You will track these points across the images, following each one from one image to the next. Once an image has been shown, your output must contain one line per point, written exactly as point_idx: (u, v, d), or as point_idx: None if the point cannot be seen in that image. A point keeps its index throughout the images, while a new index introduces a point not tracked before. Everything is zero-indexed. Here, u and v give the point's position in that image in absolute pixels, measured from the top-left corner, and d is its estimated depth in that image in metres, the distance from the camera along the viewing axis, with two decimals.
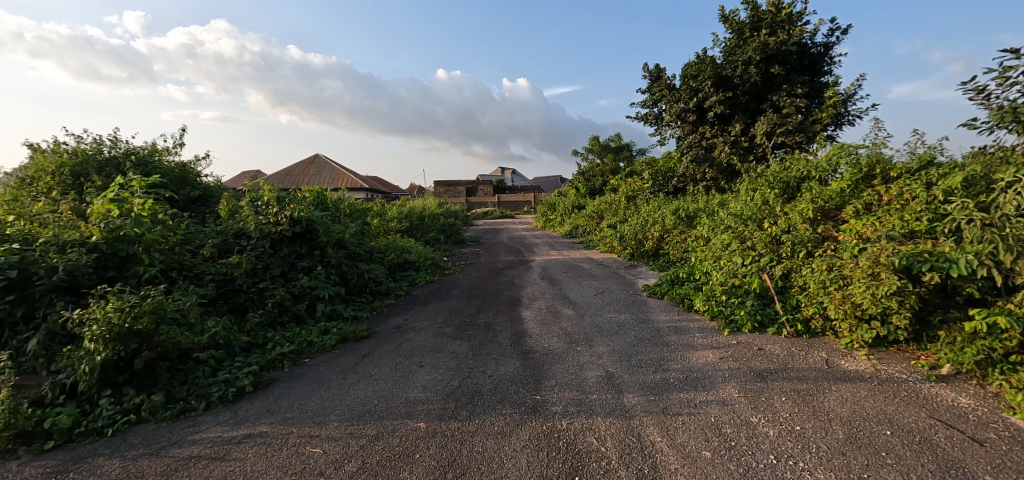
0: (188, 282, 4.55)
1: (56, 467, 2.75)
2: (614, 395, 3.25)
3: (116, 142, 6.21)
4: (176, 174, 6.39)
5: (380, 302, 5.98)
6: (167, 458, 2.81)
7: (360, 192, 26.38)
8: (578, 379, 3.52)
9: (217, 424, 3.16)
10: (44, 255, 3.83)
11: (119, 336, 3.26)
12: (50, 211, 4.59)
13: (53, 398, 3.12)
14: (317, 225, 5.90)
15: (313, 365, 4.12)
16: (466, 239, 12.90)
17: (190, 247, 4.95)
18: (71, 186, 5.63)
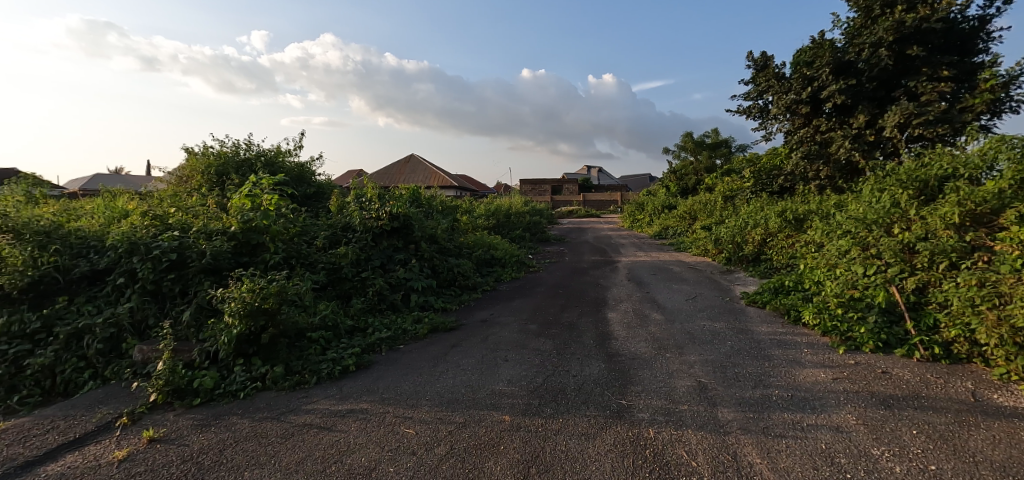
0: (304, 269, 5.06)
1: (201, 420, 3.20)
2: (708, 409, 3.09)
3: (250, 146, 7.05)
4: (296, 173, 7.10)
5: (468, 295, 6.20)
6: (285, 423, 3.15)
7: (449, 190, 27.48)
8: (667, 388, 3.41)
9: (325, 396, 3.48)
10: (196, 241, 4.47)
11: (250, 312, 3.71)
12: (200, 205, 5.35)
13: (200, 362, 3.64)
14: (412, 221, 6.26)
15: (407, 351, 4.39)
16: (551, 237, 12.94)
17: (306, 239, 5.49)
18: (215, 183, 6.49)
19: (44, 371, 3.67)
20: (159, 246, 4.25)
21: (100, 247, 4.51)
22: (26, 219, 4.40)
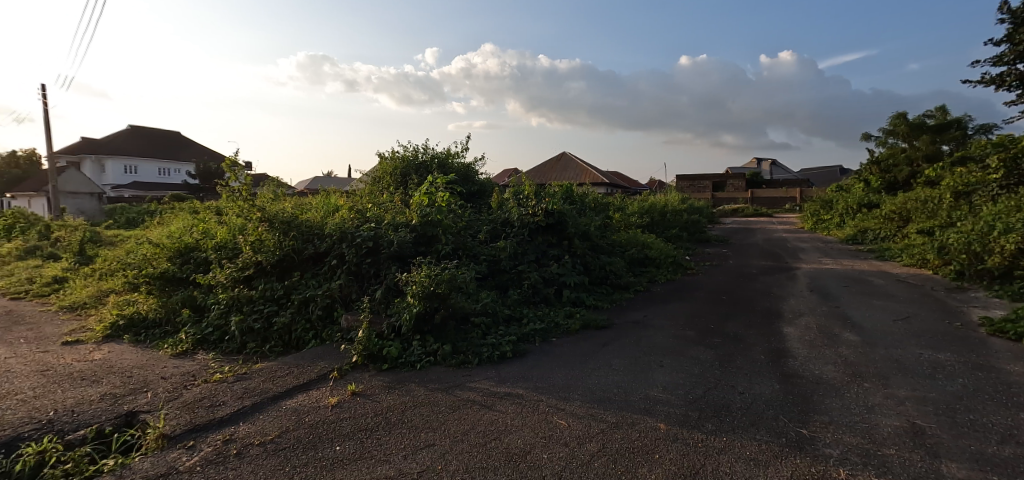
0: (468, 259, 5.53)
1: (389, 382, 3.74)
2: (923, 458, 2.56)
3: (426, 149, 7.91)
4: (463, 173, 7.74)
5: (619, 295, 6.11)
6: (453, 397, 3.50)
7: (601, 187, 27.25)
8: (862, 424, 2.92)
9: (485, 377, 3.78)
10: (387, 232, 5.27)
11: (426, 295, 4.24)
12: (389, 201, 6.29)
13: (388, 334, 4.24)
14: (566, 217, 6.35)
15: (559, 344, 4.51)
16: (711, 237, 12.01)
17: (471, 233, 5.98)
18: (399, 183, 7.46)
19: (284, 328, 4.71)
20: (361, 235, 5.14)
21: (322, 234, 5.61)
22: (275, 212, 5.71)
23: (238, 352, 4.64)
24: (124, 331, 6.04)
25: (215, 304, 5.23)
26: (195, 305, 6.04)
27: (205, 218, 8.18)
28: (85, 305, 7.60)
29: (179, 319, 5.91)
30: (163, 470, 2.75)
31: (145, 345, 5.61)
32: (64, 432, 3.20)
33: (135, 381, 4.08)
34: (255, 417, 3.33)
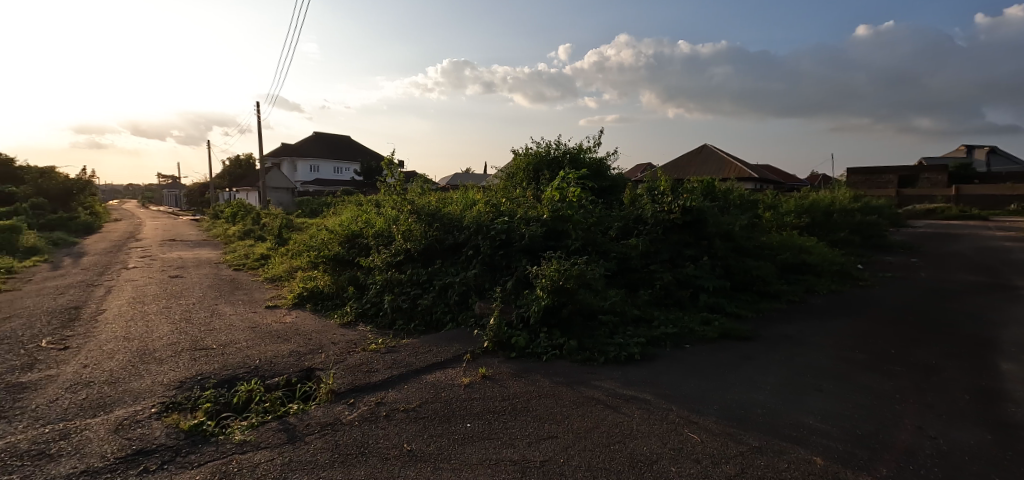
0: (598, 256, 5.44)
1: (516, 371, 4.01)
2: None
3: (559, 145, 7.90)
4: (595, 168, 7.58)
5: (767, 304, 5.49)
6: (577, 394, 3.50)
7: (750, 182, 24.75)
8: None
9: (610, 378, 3.73)
10: (518, 226, 6.09)
11: (556, 289, 4.53)
12: (522, 197, 6.84)
13: (516, 324, 4.56)
14: (707, 215, 5.71)
15: (693, 352, 4.20)
16: (894, 243, 10.13)
17: (601, 229, 5.83)
18: (531, 179, 7.59)
19: (426, 309, 5.86)
20: (495, 229, 6.13)
21: (460, 226, 6.82)
22: (422, 205, 7.24)
23: (389, 326, 5.91)
24: (307, 300, 7.24)
25: (374, 286, 6.62)
26: (358, 283, 7.10)
27: (368, 209, 9.35)
28: (279, 277, 9.20)
29: (346, 293, 7.01)
30: (331, 420, 3.59)
31: (321, 314, 6.74)
32: (265, 377, 4.63)
33: (312, 341, 5.61)
34: (399, 386, 4.12)
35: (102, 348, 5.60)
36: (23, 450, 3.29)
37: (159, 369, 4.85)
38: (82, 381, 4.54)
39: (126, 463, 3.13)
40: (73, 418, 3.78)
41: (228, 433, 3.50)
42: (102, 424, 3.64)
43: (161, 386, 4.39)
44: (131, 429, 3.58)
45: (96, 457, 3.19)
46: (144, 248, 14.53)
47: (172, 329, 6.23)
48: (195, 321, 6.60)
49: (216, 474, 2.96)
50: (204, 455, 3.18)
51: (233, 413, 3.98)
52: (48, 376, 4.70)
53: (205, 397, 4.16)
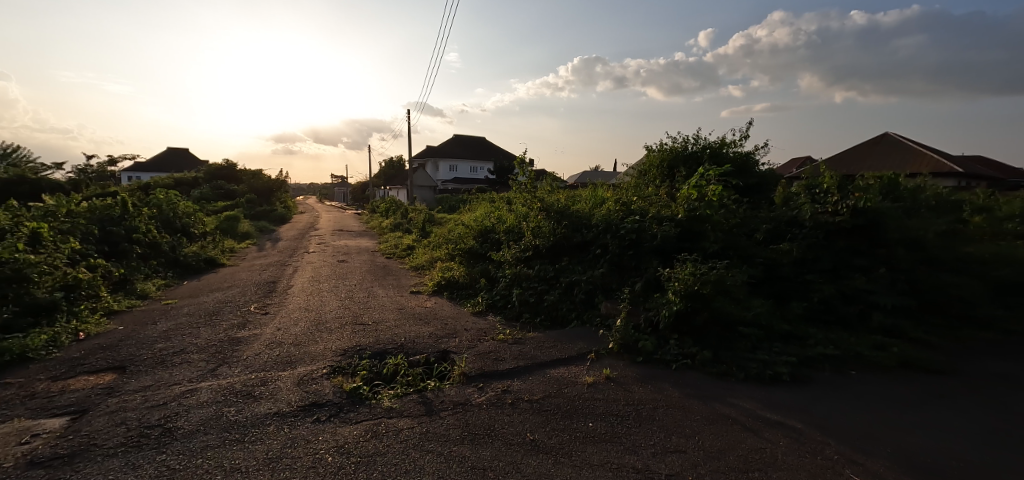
0: (741, 262, 5.05)
1: (641, 376, 4.17)
2: None
3: (698, 139, 7.32)
4: (739, 164, 6.88)
5: (969, 333, 4.54)
6: (714, 409, 3.49)
7: (949, 177, 20.39)
8: None
9: (751, 397, 3.66)
10: (650, 225, 5.76)
11: (689, 294, 4.53)
12: (654, 195, 6.52)
13: (644, 328, 4.77)
14: (884, 217, 4.75)
15: (860, 381, 3.83)
16: None
17: (746, 231, 5.30)
18: (666, 176, 7.16)
19: (552, 305, 5.90)
20: (625, 228, 5.91)
21: (588, 225, 6.72)
22: (550, 203, 7.27)
23: (516, 318, 6.05)
24: (444, 289, 7.74)
25: (504, 279, 6.82)
26: (490, 275, 7.40)
27: (501, 206, 9.71)
28: (421, 265, 10.02)
29: (479, 285, 7.33)
30: (462, 399, 4.04)
31: (456, 302, 7.19)
32: (409, 353, 5.13)
33: (447, 327, 5.99)
34: (524, 377, 4.42)
35: (290, 315, 6.80)
36: (239, 389, 4.34)
37: (329, 337, 5.74)
38: (277, 341, 5.64)
39: (304, 411, 3.92)
40: (270, 370, 4.79)
41: (378, 398, 4.13)
42: (289, 377, 4.56)
43: (330, 352, 5.22)
44: (308, 384, 4.41)
45: (284, 402, 4.06)
46: (319, 237, 17.04)
47: (339, 304, 7.27)
48: (357, 299, 7.60)
49: (368, 431, 3.58)
50: (360, 414, 3.83)
51: (382, 382, 4.52)
52: (255, 335, 5.92)
53: (362, 365, 4.80)
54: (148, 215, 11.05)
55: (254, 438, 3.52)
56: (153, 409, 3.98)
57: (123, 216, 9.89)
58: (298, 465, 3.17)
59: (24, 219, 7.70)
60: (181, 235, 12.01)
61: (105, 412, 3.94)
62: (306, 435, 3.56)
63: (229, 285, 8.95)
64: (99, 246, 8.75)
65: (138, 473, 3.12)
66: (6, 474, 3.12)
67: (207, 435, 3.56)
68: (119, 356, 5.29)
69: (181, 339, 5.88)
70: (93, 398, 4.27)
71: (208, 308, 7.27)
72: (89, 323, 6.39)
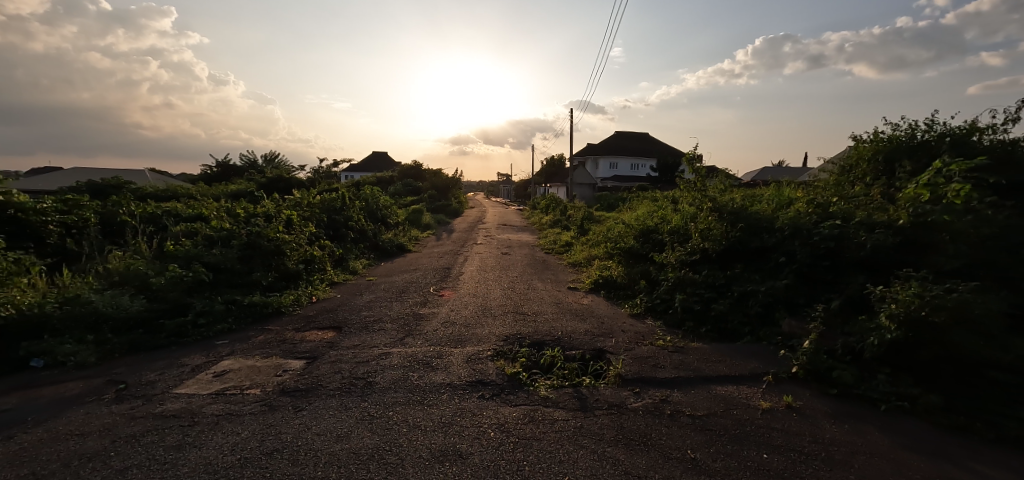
0: (996, 286, 3.86)
1: (834, 412, 3.45)
2: None
3: (932, 125, 5.84)
4: (1001, 155, 5.20)
5: None
6: (940, 471, 2.72)
7: None
8: None
9: (1002, 467, 2.76)
10: (856, 232, 4.75)
11: (912, 321, 3.59)
12: (864, 194, 5.39)
13: (841, 355, 3.96)
14: None
15: None
16: None
17: (1007, 246, 4.03)
18: (882, 172, 5.88)
19: (720, 316, 5.31)
20: (821, 234, 4.98)
21: (771, 228, 5.85)
22: (725, 202, 6.52)
23: (678, 325, 5.59)
24: (601, 288, 7.56)
25: (666, 283, 6.35)
26: (651, 277, 6.96)
27: (667, 205, 9.06)
28: (578, 262, 9.94)
29: (638, 287, 6.97)
30: (618, 401, 3.84)
31: (613, 301, 6.94)
32: (565, 347, 5.09)
33: (604, 325, 5.80)
34: (685, 389, 4.00)
35: (461, 299, 7.35)
36: (421, 358, 4.85)
37: (493, 322, 6.04)
38: (451, 320, 6.15)
39: (471, 386, 4.18)
40: (444, 345, 5.22)
41: (535, 386, 4.17)
42: (460, 354, 4.91)
43: (494, 336, 5.45)
44: (475, 363, 4.68)
45: (455, 376, 4.39)
46: (487, 230, 18.20)
47: (502, 293, 7.63)
48: (518, 289, 7.88)
49: (526, 416, 3.65)
50: (519, 398, 3.93)
51: (540, 371, 4.56)
52: (434, 312, 6.55)
53: (522, 353, 4.89)
54: (359, 207, 13.20)
55: (431, 402, 3.90)
56: (359, 365, 4.73)
57: (344, 207, 11.98)
58: (464, 433, 3.41)
59: (283, 209, 9.96)
60: (382, 224, 14.03)
61: (328, 361, 4.85)
62: (473, 408, 3.80)
63: (414, 269, 10.11)
64: (327, 230, 10.78)
65: (349, 413, 3.75)
66: (269, 397, 4.10)
67: (396, 393, 4.08)
68: (338, 318, 6.39)
69: (378, 309, 6.83)
70: (321, 348, 5.27)
71: (398, 286, 8.32)
72: (320, 289, 7.82)
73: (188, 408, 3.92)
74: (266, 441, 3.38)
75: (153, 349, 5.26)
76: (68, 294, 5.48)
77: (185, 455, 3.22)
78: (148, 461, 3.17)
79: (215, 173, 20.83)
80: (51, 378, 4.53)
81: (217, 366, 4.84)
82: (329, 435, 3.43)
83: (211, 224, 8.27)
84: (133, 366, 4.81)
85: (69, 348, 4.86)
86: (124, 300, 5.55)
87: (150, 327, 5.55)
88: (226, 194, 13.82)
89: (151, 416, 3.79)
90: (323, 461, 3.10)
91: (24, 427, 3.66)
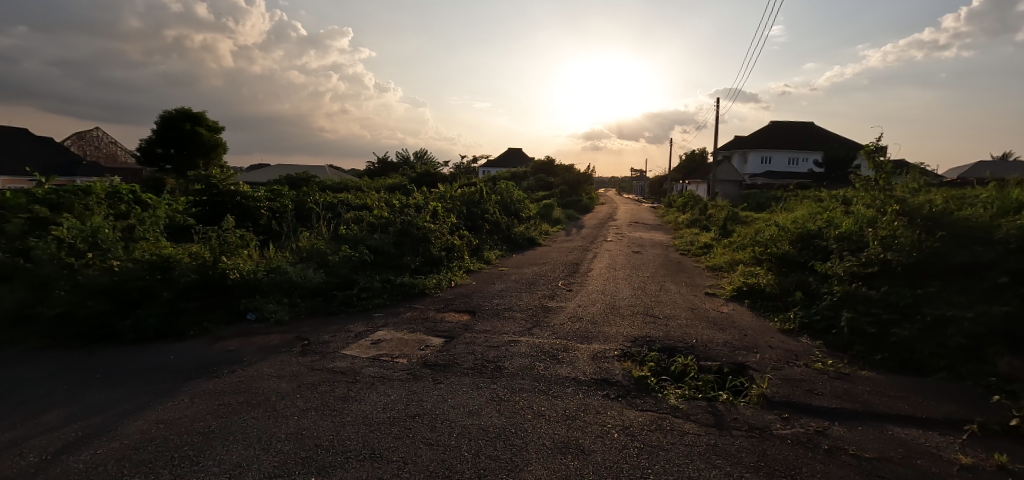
0: None
1: None
2: None
3: None
4: None
5: None
6: None
7: None
8: None
9: None
10: None
11: None
12: None
13: None
14: None
15: None
16: None
17: None
18: None
19: (903, 344, 4.33)
20: None
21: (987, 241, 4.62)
22: (920, 205, 5.32)
23: (843, 348, 4.70)
24: (745, 296, 6.73)
25: (830, 297, 5.39)
26: (810, 290, 5.98)
27: (834, 207, 7.75)
28: (718, 266, 9.02)
29: (792, 299, 6.04)
30: (761, 424, 3.31)
31: (760, 313, 6.12)
32: (700, 357, 4.57)
33: (747, 339, 5.11)
34: (851, 424, 3.32)
35: (588, 295, 7.12)
36: (548, 349, 4.76)
37: (621, 322, 5.70)
38: (578, 316, 5.97)
39: (596, 384, 3.96)
40: (571, 340, 5.06)
41: (664, 393, 3.79)
42: (586, 350, 4.71)
43: (622, 337, 5.14)
44: (601, 361, 4.44)
45: (580, 371, 4.21)
46: (618, 227, 17.59)
47: (632, 293, 7.21)
48: (649, 290, 7.39)
49: (654, 423, 3.33)
50: (646, 404, 3.62)
51: (670, 379, 4.16)
52: (562, 306, 6.43)
53: (651, 357, 4.52)
54: (495, 201, 13.67)
55: (555, 394, 3.78)
56: (490, 349, 4.81)
57: (481, 200, 12.51)
58: (587, 429, 3.23)
59: (430, 201, 10.73)
60: (515, 218, 14.34)
61: (464, 341, 5.02)
62: (597, 406, 3.59)
63: (543, 262, 10.12)
64: (465, 221, 11.36)
65: (481, 391, 3.83)
66: (412, 367, 4.37)
67: (523, 379, 4.05)
68: (472, 303, 6.63)
69: (508, 298, 6.93)
70: (457, 329, 5.48)
71: (527, 278, 8.38)
72: (457, 275, 8.18)
73: (351, 367, 4.37)
74: (410, 406, 3.60)
75: (329, 314, 6.01)
76: (272, 264, 6.49)
77: (350, 406, 3.59)
78: (323, 406, 3.61)
79: (376, 168, 23.41)
80: (260, 329, 5.45)
81: (374, 335, 5.31)
82: (462, 410, 3.53)
83: (373, 213, 9.29)
84: (315, 327, 5.56)
85: (273, 306, 5.78)
86: (309, 273, 6.48)
87: (326, 295, 6.38)
88: (384, 187, 15.40)
89: (325, 370, 4.31)
90: (456, 432, 3.21)
91: (242, 365, 4.45)
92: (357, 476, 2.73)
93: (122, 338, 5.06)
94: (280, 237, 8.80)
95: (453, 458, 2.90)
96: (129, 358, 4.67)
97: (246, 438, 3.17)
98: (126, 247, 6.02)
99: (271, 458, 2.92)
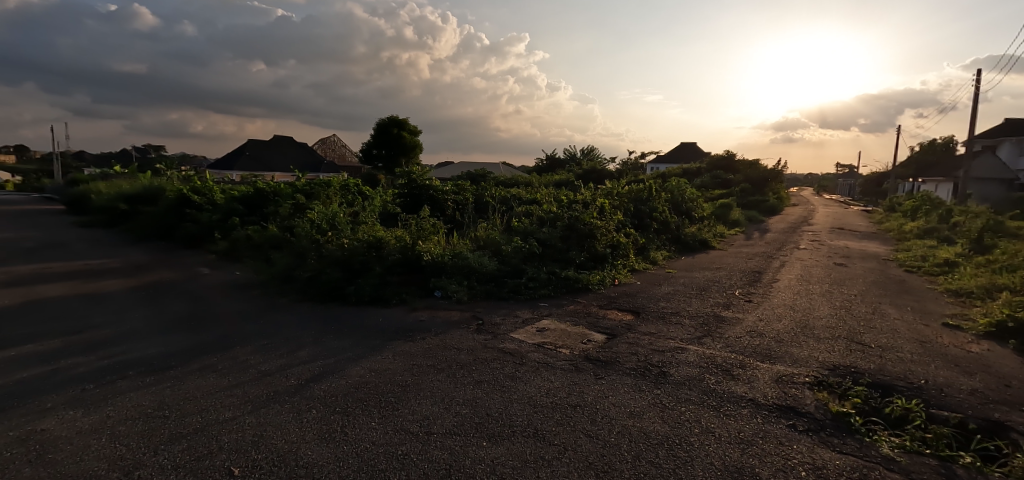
0: None
1: None
2: None
3: None
4: None
5: None
6: None
7: None
8: None
9: None
10: None
11: None
12: None
13: None
14: None
15: None
16: None
17: None
18: None
19: None
20: None
21: None
22: None
23: None
24: (1012, 335, 4.96)
25: None
26: None
27: None
28: (966, 290, 6.93)
29: None
30: None
31: None
32: (928, 403, 3.46)
33: (1009, 392, 3.71)
34: None
35: (774, 309, 6.07)
36: (721, 363, 4.11)
37: (816, 345, 4.67)
38: (759, 331, 5.09)
39: (779, 411, 3.25)
40: (748, 356, 4.31)
41: (873, 439, 2.93)
42: (767, 371, 3.94)
43: (816, 362, 4.20)
44: (786, 385, 3.66)
45: (759, 393, 3.52)
46: (814, 233, 15.01)
47: (831, 313, 5.91)
48: (855, 312, 5.98)
49: (857, 471, 2.57)
50: (848, 446, 2.82)
51: (881, 424, 3.22)
52: (739, 318, 5.58)
53: (855, 391, 3.58)
54: (665, 199, 12.81)
55: (728, 413, 3.19)
56: (655, 352, 4.36)
57: (653, 198, 11.80)
58: (766, 460, 2.63)
59: (597, 197, 10.45)
60: (686, 217, 13.20)
61: (628, 341, 4.65)
62: (779, 435, 2.92)
63: (717, 267, 9.04)
64: (632, 219, 10.84)
65: (642, 395, 3.43)
66: (575, 359, 4.17)
67: (691, 390, 3.53)
68: (636, 303, 6.20)
69: (677, 302, 6.30)
70: (620, 328, 5.13)
71: (698, 283, 7.56)
72: (621, 273, 7.77)
73: (519, 350, 4.35)
74: (572, 395, 3.40)
75: (500, 299, 6.18)
76: (455, 250, 6.93)
77: (517, 385, 3.55)
78: (495, 381, 3.63)
79: (546, 165, 24.00)
80: (444, 305, 5.86)
81: (540, 323, 5.26)
82: (623, 409, 3.20)
83: (542, 208, 9.40)
84: (489, 309, 5.76)
85: (455, 286, 6.17)
86: (484, 259, 6.73)
87: (499, 282, 6.58)
88: (552, 183, 15.62)
89: (496, 349, 4.37)
90: (617, 430, 2.90)
91: (431, 334, 4.78)
92: (522, 451, 2.64)
93: (348, 299, 5.91)
94: (462, 226, 9.42)
95: (613, 456, 2.62)
96: (355, 316, 5.42)
97: (433, 396, 3.33)
98: (353, 229, 7.03)
99: (453, 418, 3.01)
